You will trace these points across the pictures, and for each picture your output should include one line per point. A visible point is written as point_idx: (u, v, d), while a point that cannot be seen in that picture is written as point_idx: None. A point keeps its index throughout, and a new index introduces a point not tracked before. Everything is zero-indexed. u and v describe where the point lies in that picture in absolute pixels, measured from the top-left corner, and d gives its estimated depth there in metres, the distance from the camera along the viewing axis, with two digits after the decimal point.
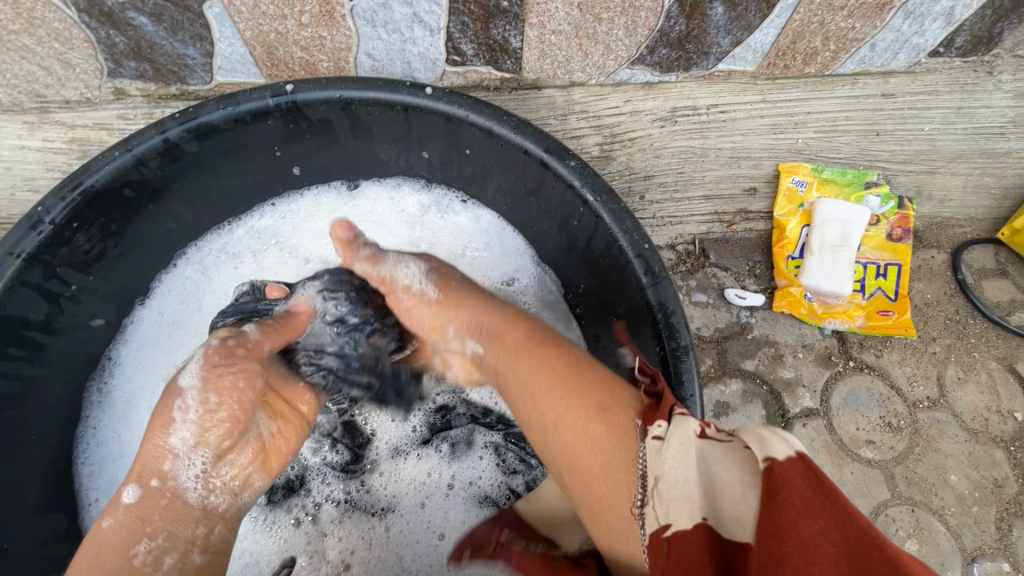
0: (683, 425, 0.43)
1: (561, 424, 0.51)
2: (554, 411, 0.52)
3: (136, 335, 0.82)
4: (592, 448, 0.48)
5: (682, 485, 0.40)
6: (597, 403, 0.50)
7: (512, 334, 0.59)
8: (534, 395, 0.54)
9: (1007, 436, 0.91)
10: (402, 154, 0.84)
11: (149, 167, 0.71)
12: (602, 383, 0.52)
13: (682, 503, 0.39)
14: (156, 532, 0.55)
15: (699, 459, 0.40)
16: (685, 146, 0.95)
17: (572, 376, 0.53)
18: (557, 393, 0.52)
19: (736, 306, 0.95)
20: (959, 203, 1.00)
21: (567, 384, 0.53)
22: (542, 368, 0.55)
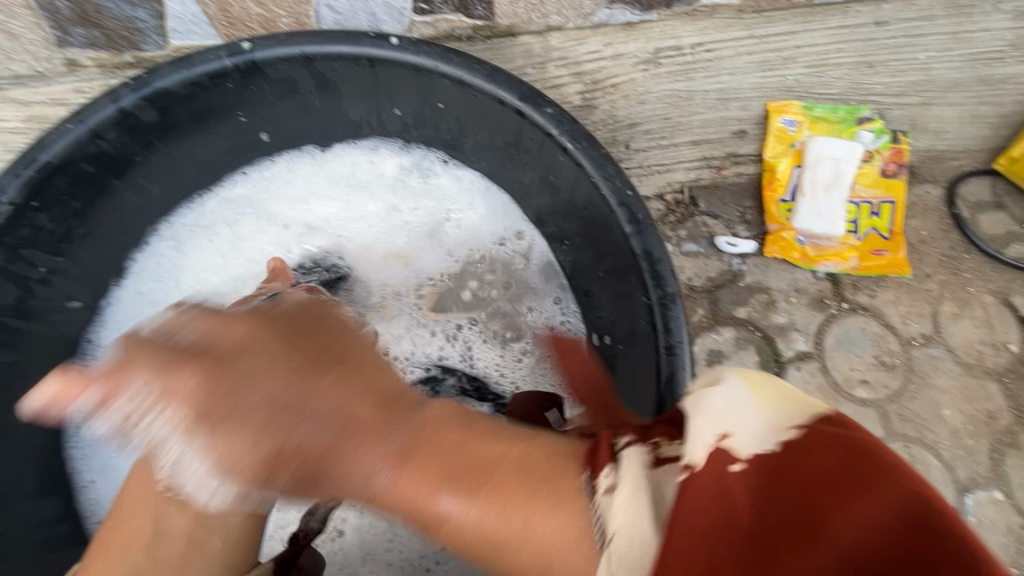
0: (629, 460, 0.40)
1: (549, 559, 0.41)
2: (521, 567, 0.42)
3: (114, 316, 0.80)
4: (567, 565, 0.40)
5: (636, 545, 0.37)
6: (551, 515, 0.41)
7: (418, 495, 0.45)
8: (492, 542, 0.42)
9: (1000, 368, 0.91)
10: (373, 113, 0.81)
11: (107, 140, 0.68)
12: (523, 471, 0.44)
13: (636, 566, 0.36)
14: (172, 455, 0.55)
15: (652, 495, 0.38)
16: (670, 89, 0.91)
17: (490, 503, 0.42)
18: (518, 522, 0.41)
19: (727, 254, 0.93)
20: (955, 135, 0.96)
21: (486, 529, 0.42)
22: (472, 522, 0.43)
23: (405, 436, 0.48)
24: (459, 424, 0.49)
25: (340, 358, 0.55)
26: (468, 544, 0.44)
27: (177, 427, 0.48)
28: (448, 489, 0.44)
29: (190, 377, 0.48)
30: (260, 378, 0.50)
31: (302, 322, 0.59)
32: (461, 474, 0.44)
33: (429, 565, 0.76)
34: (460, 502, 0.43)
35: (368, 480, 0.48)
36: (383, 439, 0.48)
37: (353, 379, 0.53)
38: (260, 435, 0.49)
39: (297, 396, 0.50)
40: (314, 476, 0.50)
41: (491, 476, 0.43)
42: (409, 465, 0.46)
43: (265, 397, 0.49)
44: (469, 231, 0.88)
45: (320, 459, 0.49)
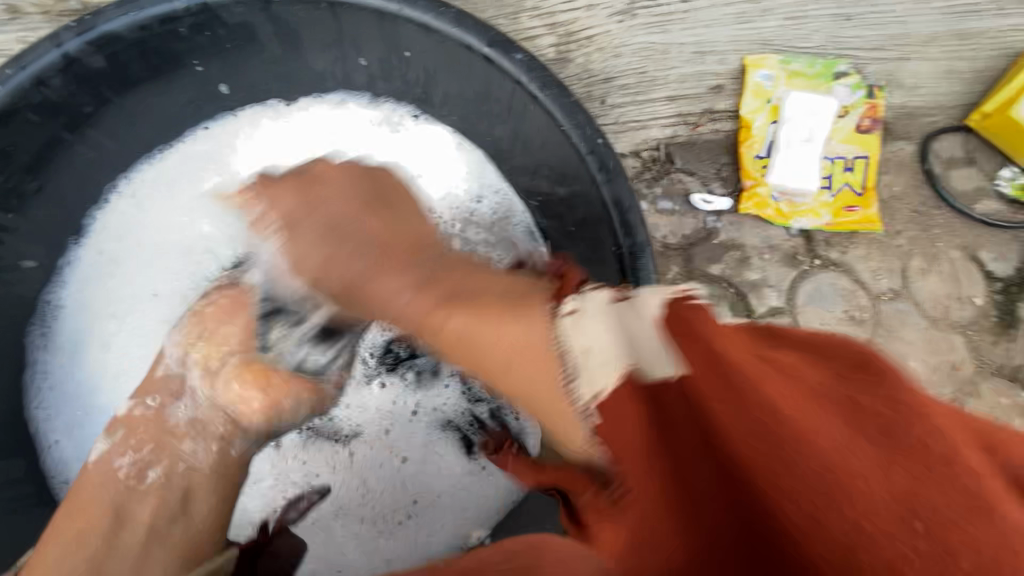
0: (593, 297, 0.43)
1: (513, 364, 0.42)
2: (480, 361, 0.46)
3: (73, 277, 0.77)
4: (530, 359, 0.42)
5: (603, 355, 0.39)
6: (513, 323, 0.44)
7: (429, 302, 0.50)
8: (476, 323, 0.45)
9: (966, 321, 0.93)
10: (337, 63, 0.77)
11: (52, 87, 0.65)
12: (502, 293, 0.49)
13: (610, 365, 0.39)
14: (141, 445, 0.63)
15: (614, 319, 0.40)
16: (646, 42, 0.91)
17: (469, 314, 0.46)
18: (493, 320, 0.45)
19: (702, 212, 0.92)
20: (930, 90, 0.95)
21: (468, 332, 0.46)
22: (472, 323, 0.46)
23: (421, 270, 0.54)
24: (468, 270, 0.55)
25: (391, 200, 0.63)
26: (462, 353, 0.47)
27: (276, 222, 0.60)
28: (455, 318, 0.47)
29: (283, 210, 0.60)
30: (337, 197, 0.60)
31: (394, 186, 0.66)
32: (449, 297, 0.49)
33: (402, 519, 0.77)
34: (455, 320, 0.47)
35: (391, 298, 0.53)
36: (406, 268, 0.54)
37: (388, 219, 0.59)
38: (324, 237, 0.57)
39: (347, 220, 0.58)
40: (349, 288, 0.57)
41: (477, 298, 0.49)
42: (431, 309, 0.49)
43: (345, 213, 0.58)
44: (441, 185, 0.84)
45: (361, 289, 0.55)
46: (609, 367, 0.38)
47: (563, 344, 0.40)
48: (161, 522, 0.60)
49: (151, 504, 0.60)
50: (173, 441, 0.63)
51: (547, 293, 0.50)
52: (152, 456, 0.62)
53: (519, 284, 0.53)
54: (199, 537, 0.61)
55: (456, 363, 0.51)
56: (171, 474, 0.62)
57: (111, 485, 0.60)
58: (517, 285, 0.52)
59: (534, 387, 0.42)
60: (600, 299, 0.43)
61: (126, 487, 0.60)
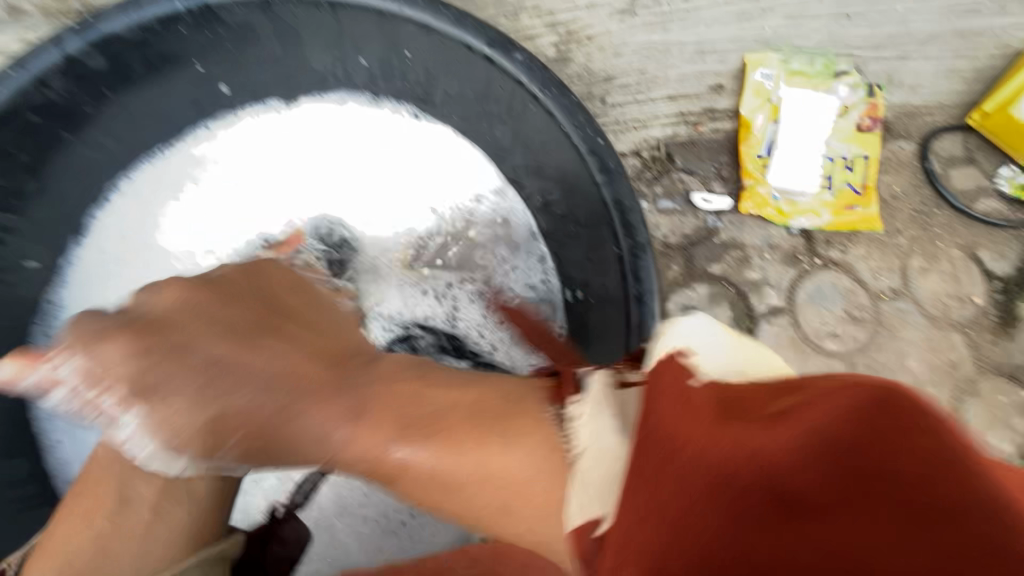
0: (591, 390, 0.44)
1: (507, 504, 0.41)
2: (454, 494, 0.43)
3: (76, 277, 0.77)
4: (512, 492, 0.40)
5: (603, 463, 0.38)
6: (499, 452, 0.41)
7: (387, 416, 0.46)
8: (438, 458, 0.42)
9: (966, 320, 0.93)
10: (338, 63, 0.77)
11: (54, 88, 0.65)
12: (470, 410, 0.45)
13: (608, 480, 0.38)
14: None
15: (614, 416, 0.41)
16: (647, 41, 0.91)
17: (444, 448, 0.43)
18: (461, 452, 0.42)
19: (702, 211, 0.92)
20: (930, 88, 0.95)
21: (436, 469, 0.42)
22: (439, 451, 0.43)
23: (354, 395, 0.49)
24: (414, 377, 0.51)
25: (291, 311, 0.61)
26: (421, 489, 0.44)
27: (106, 387, 0.51)
28: (422, 456, 0.43)
29: (178, 293, 0.56)
30: (231, 307, 0.56)
31: (296, 302, 0.63)
32: (404, 426, 0.45)
33: (403, 518, 0.77)
34: (415, 449, 0.44)
35: (324, 431, 0.48)
36: (333, 398, 0.50)
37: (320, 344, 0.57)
38: (201, 395, 0.51)
39: (245, 347, 0.53)
40: (263, 435, 0.51)
41: (444, 426, 0.44)
42: (398, 428, 0.45)
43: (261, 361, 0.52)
44: (442, 185, 0.84)
45: (287, 421, 0.50)
46: (608, 492, 0.37)
47: (574, 445, 0.41)
48: (168, 502, 0.56)
49: (154, 485, 0.56)
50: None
51: (545, 395, 0.46)
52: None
53: (491, 386, 0.49)
54: (207, 518, 0.60)
55: (416, 498, 0.46)
56: None
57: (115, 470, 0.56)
58: (493, 395, 0.47)
59: (524, 512, 0.40)
60: (602, 389, 0.44)
61: None
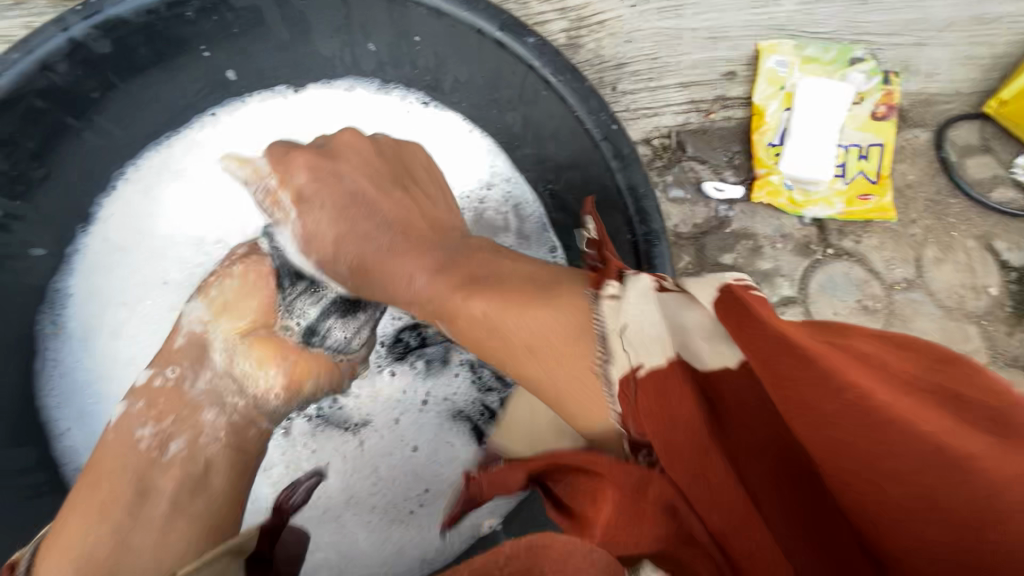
0: (636, 279, 0.41)
1: (552, 360, 0.40)
2: (508, 351, 0.44)
3: (81, 265, 0.77)
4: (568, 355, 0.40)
5: (648, 328, 0.37)
6: (545, 312, 0.42)
7: (450, 294, 0.49)
8: (504, 318, 0.44)
9: (980, 311, 0.92)
10: (346, 48, 0.76)
11: (59, 73, 0.64)
12: (538, 303, 0.43)
13: (652, 342, 0.37)
14: (162, 417, 0.62)
15: (659, 306, 0.38)
16: (658, 27, 0.90)
17: (496, 299, 0.45)
18: (519, 315, 0.43)
19: (714, 200, 0.91)
20: (947, 76, 0.94)
21: (494, 317, 0.44)
22: (492, 317, 0.45)
23: (440, 253, 0.55)
24: (489, 249, 0.55)
25: (413, 174, 0.70)
26: (473, 327, 0.46)
27: (291, 206, 0.63)
28: (490, 307, 0.45)
29: (295, 184, 0.63)
30: (354, 170, 0.65)
31: (420, 171, 0.71)
32: (474, 278, 0.49)
33: (412, 508, 0.77)
34: (478, 302, 0.46)
35: (409, 282, 0.54)
36: (423, 255, 0.56)
37: (417, 207, 0.65)
38: (341, 215, 0.61)
39: (353, 208, 0.62)
40: (363, 265, 0.59)
41: (498, 285, 0.47)
42: (464, 288, 0.48)
43: (401, 221, 0.61)
44: (453, 173, 0.82)
45: (370, 263, 0.59)
46: (647, 351, 0.37)
47: (605, 321, 0.39)
48: (183, 493, 0.58)
49: (173, 478, 0.58)
50: (193, 416, 0.63)
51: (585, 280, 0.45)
52: (175, 428, 0.62)
53: (545, 268, 0.50)
54: (221, 513, 0.59)
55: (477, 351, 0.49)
56: (193, 448, 0.61)
57: (133, 458, 0.59)
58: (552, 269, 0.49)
59: (560, 371, 0.40)
60: (644, 283, 0.41)
61: (146, 457, 0.59)
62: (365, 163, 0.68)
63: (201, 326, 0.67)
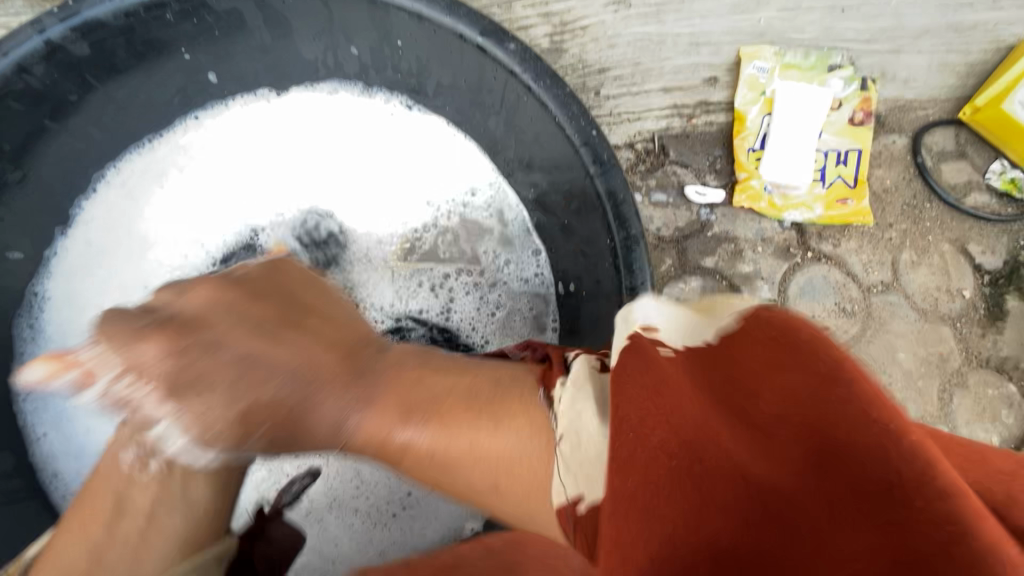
0: (575, 372, 0.43)
1: (501, 483, 0.42)
2: (459, 488, 0.45)
3: (60, 267, 0.76)
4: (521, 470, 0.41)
5: (588, 451, 0.37)
6: (490, 435, 0.43)
7: (390, 400, 0.48)
8: (445, 453, 0.44)
9: (955, 313, 0.94)
10: (329, 52, 0.76)
11: (35, 75, 0.63)
12: (477, 421, 0.44)
13: (587, 461, 0.36)
14: None
15: (596, 395, 0.39)
16: (641, 33, 0.91)
17: (434, 430, 0.45)
18: (465, 437, 0.44)
19: (696, 204, 0.92)
20: (923, 82, 0.96)
21: (437, 452, 0.44)
22: (438, 441, 0.44)
23: (370, 379, 0.50)
24: (418, 364, 0.52)
25: (305, 302, 0.57)
26: (421, 468, 0.47)
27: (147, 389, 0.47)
28: (424, 432, 0.45)
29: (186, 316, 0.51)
30: (215, 310, 0.51)
31: (305, 291, 0.59)
32: (409, 411, 0.46)
33: (396, 510, 0.77)
34: (413, 433, 0.45)
35: (338, 421, 0.49)
36: (349, 385, 0.49)
37: (323, 332, 0.54)
38: (233, 391, 0.48)
39: (266, 346, 0.50)
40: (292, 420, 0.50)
41: (436, 407, 0.46)
42: (401, 411, 0.47)
43: (302, 359, 0.50)
44: (437, 178, 0.83)
45: (299, 417, 0.50)
46: (591, 475, 0.36)
47: (557, 433, 0.40)
48: (160, 509, 0.55)
49: (150, 495, 0.55)
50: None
51: (534, 382, 0.46)
52: None
53: (487, 365, 0.51)
54: (200, 524, 0.58)
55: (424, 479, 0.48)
56: None
57: (116, 481, 0.56)
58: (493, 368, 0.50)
59: (514, 487, 0.42)
60: (583, 369, 0.43)
61: None
62: (262, 280, 0.58)
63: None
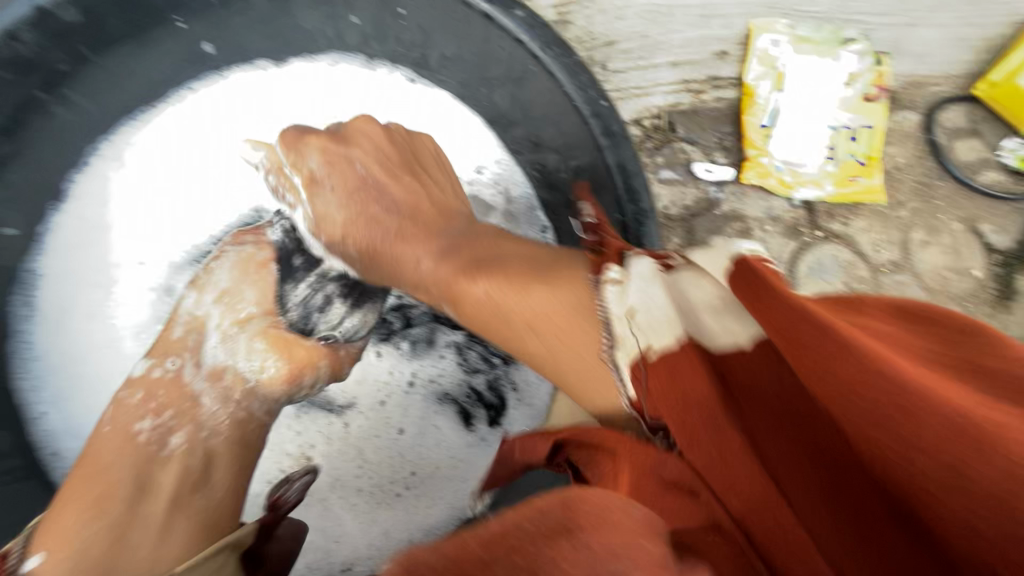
0: (639, 263, 0.48)
1: (546, 321, 0.49)
2: (508, 327, 0.52)
3: (53, 243, 0.74)
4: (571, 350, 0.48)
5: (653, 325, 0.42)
6: (545, 289, 0.50)
7: (469, 297, 0.54)
8: (500, 307, 0.52)
9: (964, 293, 0.93)
10: (328, 21, 0.74)
11: (25, 42, 0.64)
12: (538, 276, 0.52)
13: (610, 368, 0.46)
14: (161, 410, 0.62)
15: (663, 287, 0.45)
16: (650, 4, 0.88)
17: (496, 281, 0.53)
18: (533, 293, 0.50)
19: (704, 181, 0.90)
20: (937, 57, 0.93)
21: (496, 299, 0.52)
22: (498, 287, 0.52)
23: (444, 238, 0.62)
24: (495, 234, 0.63)
25: (416, 164, 0.71)
26: (480, 317, 0.54)
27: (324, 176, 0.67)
28: (492, 292, 0.52)
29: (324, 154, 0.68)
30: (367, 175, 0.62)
31: (426, 148, 0.74)
32: (474, 268, 0.55)
33: (399, 490, 0.77)
34: (481, 287, 0.53)
35: (415, 266, 0.60)
36: (428, 238, 0.62)
37: (431, 190, 0.68)
38: (348, 199, 0.66)
39: (368, 193, 0.67)
40: (371, 250, 0.64)
41: (498, 269, 0.54)
42: (471, 269, 0.56)
43: (425, 270, 0.59)
44: (444, 155, 0.79)
45: (378, 251, 0.64)
46: (653, 329, 0.42)
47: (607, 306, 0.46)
48: (186, 488, 0.58)
49: (175, 473, 0.59)
50: (190, 406, 0.63)
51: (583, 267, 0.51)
52: (174, 422, 0.62)
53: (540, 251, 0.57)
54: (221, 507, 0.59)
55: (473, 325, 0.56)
56: (192, 441, 0.61)
57: (132, 453, 0.59)
58: (545, 253, 0.56)
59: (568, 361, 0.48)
60: (648, 268, 0.47)
61: (146, 451, 0.59)
62: (370, 140, 0.71)
63: (198, 314, 0.68)
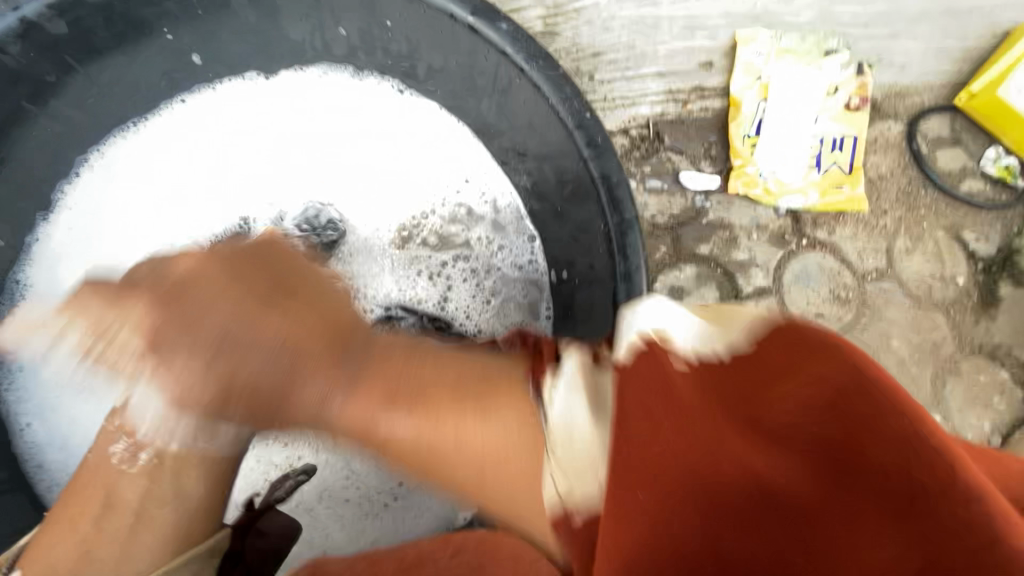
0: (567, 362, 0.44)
1: (487, 475, 0.43)
2: (446, 471, 0.45)
3: (42, 253, 0.74)
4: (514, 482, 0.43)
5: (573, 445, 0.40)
6: (479, 422, 0.44)
7: (386, 415, 0.46)
8: (431, 445, 0.44)
9: (949, 300, 0.94)
10: (316, 32, 0.74)
11: (10, 55, 0.63)
12: (467, 386, 0.47)
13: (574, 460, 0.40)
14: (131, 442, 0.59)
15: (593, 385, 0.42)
16: (636, 16, 0.90)
17: (421, 416, 0.45)
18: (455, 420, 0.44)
19: (691, 190, 0.91)
20: (919, 68, 0.95)
21: (421, 436, 0.45)
22: (423, 422, 0.45)
23: (355, 361, 0.51)
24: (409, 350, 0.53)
25: (285, 277, 0.56)
26: (411, 459, 0.46)
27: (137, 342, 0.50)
28: (414, 427, 0.45)
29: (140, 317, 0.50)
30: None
31: (295, 259, 0.60)
32: (395, 395, 0.47)
33: (387, 500, 0.77)
34: (401, 422, 0.45)
35: (325, 403, 0.49)
36: (333, 366, 0.50)
37: (300, 303, 0.54)
38: (204, 359, 0.50)
39: (245, 315, 0.51)
40: (257, 399, 0.50)
41: (425, 393, 0.47)
42: (392, 389, 0.47)
43: (329, 402, 0.49)
44: (429, 166, 0.81)
45: (276, 399, 0.51)
46: (580, 476, 0.39)
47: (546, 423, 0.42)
48: (152, 503, 0.56)
49: (142, 483, 0.56)
50: None
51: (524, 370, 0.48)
52: None
53: (473, 361, 0.51)
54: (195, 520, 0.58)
55: (408, 466, 0.48)
56: (161, 463, 0.57)
57: (108, 471, 0.56)
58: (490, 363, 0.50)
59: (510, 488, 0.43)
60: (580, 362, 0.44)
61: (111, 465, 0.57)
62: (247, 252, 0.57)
63: None
